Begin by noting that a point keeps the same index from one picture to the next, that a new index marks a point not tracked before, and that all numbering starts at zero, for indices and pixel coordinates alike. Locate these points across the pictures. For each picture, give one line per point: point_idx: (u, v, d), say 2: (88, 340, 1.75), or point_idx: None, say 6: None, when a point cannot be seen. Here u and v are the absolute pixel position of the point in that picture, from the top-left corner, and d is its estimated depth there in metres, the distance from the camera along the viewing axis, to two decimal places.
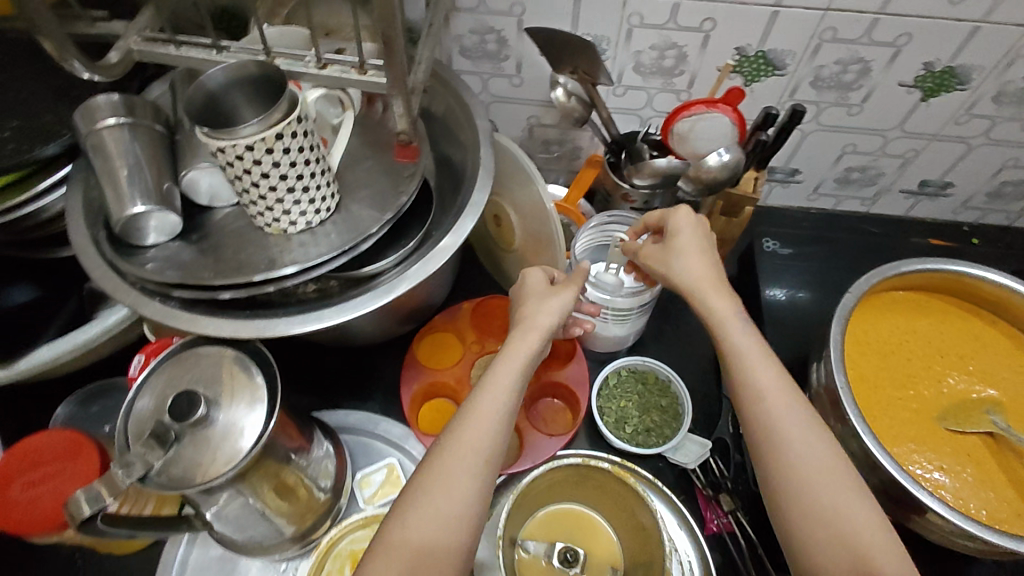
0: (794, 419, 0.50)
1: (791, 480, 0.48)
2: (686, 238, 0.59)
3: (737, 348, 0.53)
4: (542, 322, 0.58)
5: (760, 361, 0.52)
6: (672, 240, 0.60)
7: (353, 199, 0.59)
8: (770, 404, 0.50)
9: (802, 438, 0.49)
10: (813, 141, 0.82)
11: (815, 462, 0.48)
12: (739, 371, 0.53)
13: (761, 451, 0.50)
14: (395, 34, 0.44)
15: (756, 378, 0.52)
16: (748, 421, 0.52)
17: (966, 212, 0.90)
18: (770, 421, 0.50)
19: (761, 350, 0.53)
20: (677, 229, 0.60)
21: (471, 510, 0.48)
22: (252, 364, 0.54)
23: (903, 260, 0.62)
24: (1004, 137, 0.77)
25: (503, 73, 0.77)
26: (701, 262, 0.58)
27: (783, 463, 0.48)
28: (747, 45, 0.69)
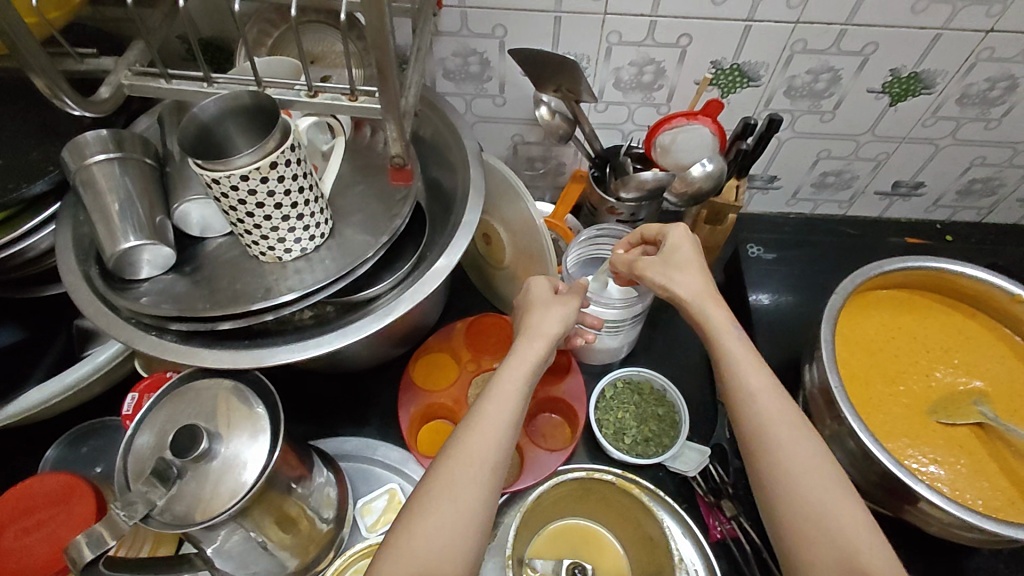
0: (781, 421, 0.51)
1: (781, 480, 0.49)
2: (687, 251, 0.60)
3: (728, 352, 0.54)
4: (549, 331, 0.59)
5: (750, 363, 0.53)
6: (673, 252, 0.60)
7: (346, 224, 0.59)
8: (761, 407, 0.51)
9: (789, 439, 0.50)
10: (790, 148, 0.84)
11: (803, 462, 0.49)
12: (729, 374, 0.54)
13: (752, 453, 0.51)
14: (388, 61, 0.45)
15: (746, 380, 0.53)
16: (739, 422, 0.52)
17: (937, 210, 0.93)
18: (762, 423, 0.51)
19: (752, 354, 0.54)
20: (678, 245, 0.60)
21: (473, 523, 0.48)
22: (252, 394, 0.53)
23: (885, 259, 0.63)
24: (970, 137, 0.80)
25: (487, 94, 0.78)
26: (699, 273, 0.59)
27: (774, 464, 0.49)
28: (723, 59, 0.71)
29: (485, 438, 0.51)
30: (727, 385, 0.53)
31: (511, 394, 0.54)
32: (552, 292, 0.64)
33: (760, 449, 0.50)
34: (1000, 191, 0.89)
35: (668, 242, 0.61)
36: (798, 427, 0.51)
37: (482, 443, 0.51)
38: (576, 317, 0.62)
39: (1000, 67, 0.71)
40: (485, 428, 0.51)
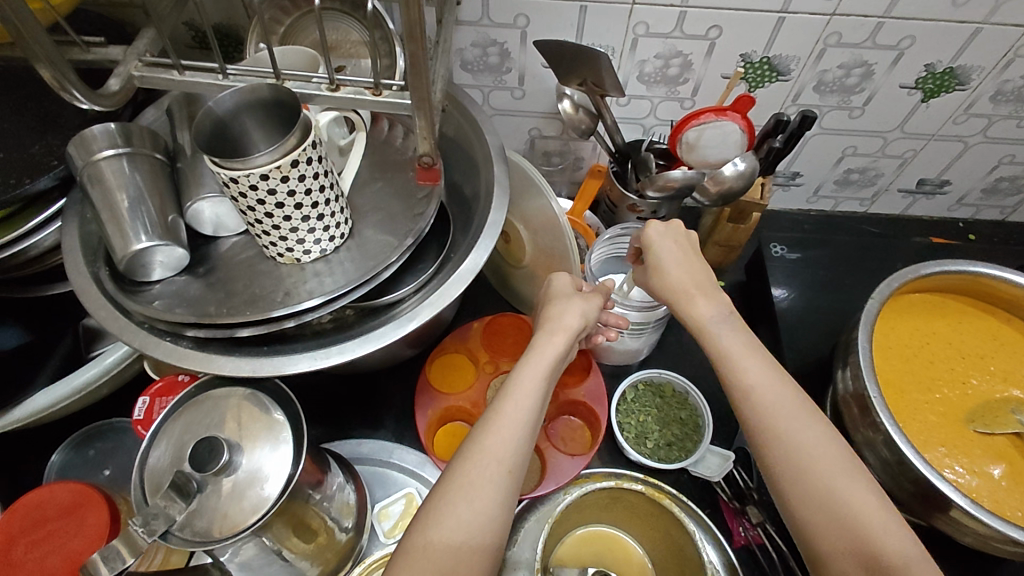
0: (793, 415, 0.49)
1: (800, 483, 0.47)
2: (663, 244, 0.59)
3: (720, 344, 0.53)
4: (569, 323, 0.57)
5: (743, 353, 0.52)
6: (648, 253, 0.59)
7: (365, 223, 0.57)
8: (759, 398, 0.50)
9: (807, 435, 0.48)
10: (815, 144, 0.82)
11: (823, 459, 0.47)
12: (725, 368, 0.52)
13: (762, 449, 0.49)
14: (420, 53, 0.42)
15: (740, 372, 0.51)
16: (740, 418, 0.51)
17: (961, 208, 0.91)
18: (762, 416, 0.49)
19: (742, 343, 0.53)
20: (651, 242, 0.59)
21: (491, 525, 0.46)
22: (271, 404, 0.51)
23: (923, 262, 0.61)
24: (1001, 135, 0.78)
25: (505, 86, 0.75)
26: (681, 266, 0.58)
27: (790, 462, 0.47)
28: (752, 52, 0.69)
29: (503, 435, 0.49)
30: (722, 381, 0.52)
31: (532, 389, 0.52)
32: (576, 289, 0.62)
33: (774, 448, 0.48)
34: None
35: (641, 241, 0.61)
36: (818, 425, 0.49)
37: (493, 439, 0.49)
38: (598, 313, 0.60)
39: None
40: (503, 424, 0.49)
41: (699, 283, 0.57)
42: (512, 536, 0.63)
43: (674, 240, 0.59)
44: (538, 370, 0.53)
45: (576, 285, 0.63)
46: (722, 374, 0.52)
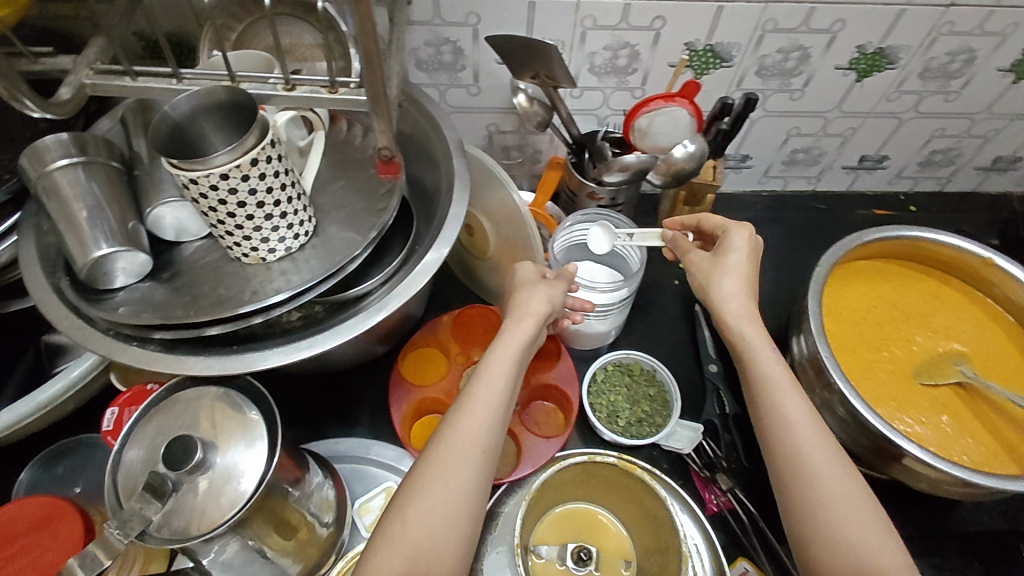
0: (820, 448, 0.50)
1: (822, 520, 0.48)
2: (732, 259, 0.59)
3: (759, 372, 0.54)
4: (536, 309, 0.59)
5: (789, 391, 0.53)
6: (724, 253, 0.60)
7: (329, 221, 0.58)
8: (798, 435, 0.51)
9: (825, 465, 0.49)
10: (761, 126, 0.85)
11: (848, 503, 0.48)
12: (762, 396, 0.53)
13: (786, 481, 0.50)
14: (373, 48, 0.43)
15: (781, 408, 0.52)
16: (771, 447, 0.52)
17: (900, 181, 0.96)
18: (797, 452, 0.50)
19: (785, 380, 0.53)
20: (735, 247, 0.60)
21: (466, 504, 0.47)
22: (244, 402, 0.52)
23: (864, 230, 0.65)
24: (931, 110, 0.83)
25: (461, 83, 0.77)
26: (743, 283, 0.58)
27: (812, 499, 0.49)
28: (695, 40, 0.72)
29: (475, 418, 0.50)
30: (761, 414, 0.53)
31: (501, 374, 0.53)
32: (541, 275, 0.64)
33: (792, 470, 0.50)
34: (959, 161, 0.92)
35: (721, 244, 0.61)
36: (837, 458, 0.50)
37: (467, 423, 0.50)
38: (562, 300, 0.62)
39: (959, 41, 0.73)
40: (477, 408, 0.51)
41: (753, 311, 0.58)
42: (491, 522, 0.65)
43: (752, 256, 0.60)
44: (507, 355, 0.55)
45: (542, 274, 0.64)
46: (762, 406, 0.53)
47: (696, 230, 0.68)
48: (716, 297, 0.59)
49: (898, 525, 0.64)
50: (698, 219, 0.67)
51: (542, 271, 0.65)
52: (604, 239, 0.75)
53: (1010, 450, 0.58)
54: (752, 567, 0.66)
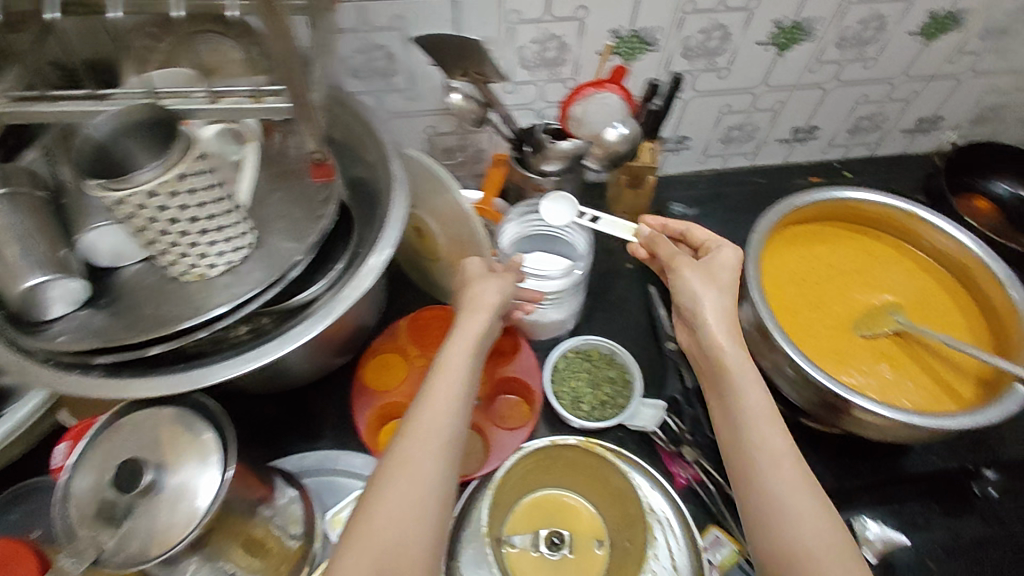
0: (774, 438, 0.52)
1: (770, 509, 0.49)
2: (715, 273, 0.60)
3: (728, 369, 0.56)
4: (490, 301, 0.59)
5: (754, 389, 0.54)
6: (715, 265, 0.61)
7: (269, 233, 0.57)
8: (760, 431, 0.52)
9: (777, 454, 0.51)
10: (694, 107, 0.88)
11: (809, 521, 0.48)
12: (729, 389, 0.55)
13: (746, 475, 0.51)
14: (292, 54, 0.44)
15: (748, 426, 0.53)
16: (737, 442, 0.53)
17: (833, 150, 1.00)
18: (755, 450, 0.51)
19: (756, 401, 0.54)
20: (726, 262, 0.61)
21: (430, 495, 0.47)
22: (195, 420, 0.51)
23: (795, 195, 0.67)
24: (852, 78, 0.87)
25: (395, 88, 0.77)
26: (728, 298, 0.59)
27: (769, 514, 0.49)
28: (620, 27, 0.74)
29: (436, 411, 0.50)
30: (726, 432, 0.54)
31: (459, 367, 0.53)
32: (489, 269, 0.64)
33: (750, 454, 0.52)
34: (884, 125, 0.96)
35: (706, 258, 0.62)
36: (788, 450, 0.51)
37: (429, 416, 0.50)
38: (513, 292, 0.62)
39: (869, 8, 0.77)
40: (438, 400, 0.51)
41: (735, 324, 0.58)
42: (466, 519, 0.64)
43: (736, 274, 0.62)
44: (463, 349, 0.55)
45: (490, 267, 0.64)
46: (733, 407, 0.54)
47: (676, 235, 0.68)
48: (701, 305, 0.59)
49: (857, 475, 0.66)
50: (684, 227, 0.67)
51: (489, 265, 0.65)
52: (563, 211, 0.75)
53: (948, 389, 0.60)
54: (723, 533, 0.67)
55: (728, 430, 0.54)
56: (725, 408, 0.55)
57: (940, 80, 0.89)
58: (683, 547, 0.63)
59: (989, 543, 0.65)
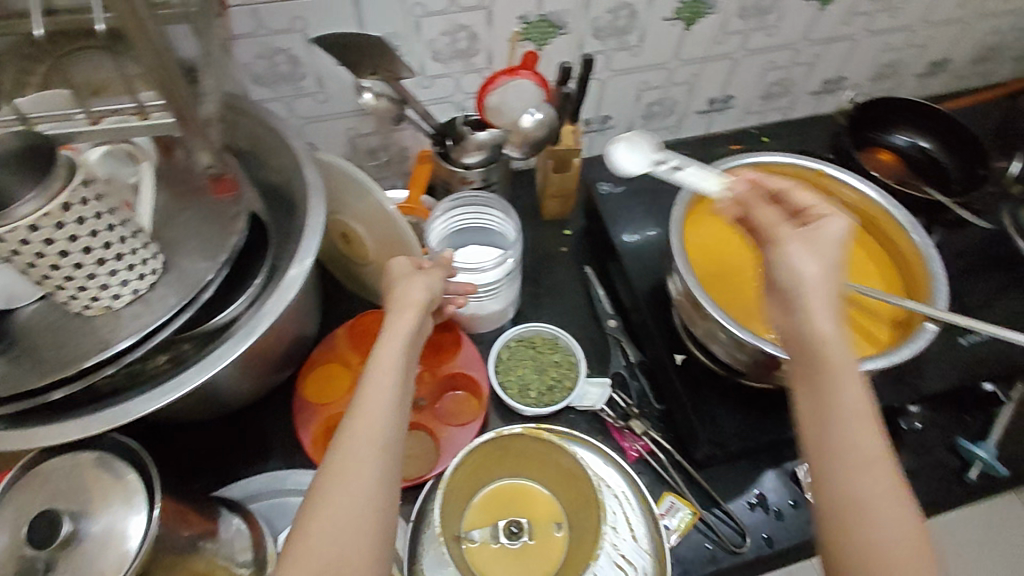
0: (869, 441, 0.44)
1: (862, 523, 0.43)
2: (829, 249, 0.47)
3: (828, 359, 0.45)
4: (417, 298, 0.58)
5: (852, 382, 0.45)
6: (815, 239, 0.48)
7: (180, 253, 0.54)
8: (858, 435, 0.44)
9: (871, 462, 0.44)
10: (612, 86, 0.88)
11: (902, 545, 0.42)
12: (827, 381, 0.45)
13: (835, 481, 0.44)
14: (174, 76, 0.45)
15: (858, 446, 0.44)
16: (826, 441, 0.45)
17: (750, 116, 1.03)
18: (849, 458, 0.44)
19: (866, 413, 0.45)
20: (832, 232, 0.48)
21: (369, 504, 0.46)
22: (118, 461, 0.50)
23: (711, 163, 0.69)
24: (758, 46, 0.89)
25: (306, 92, 0.75)
26: (829, 271, 0.47)
27: (873, 550, 0.43)
28: (527, 13, 0.74)
29: (368, 419, 0.49)
30: (830, 450, 0.44)
31: (390, 370, 0.52)
32: (416, 266, 0.62)
33: (841, 460, 0.44)
34: (794, 89, 1.00)
35: (815, 225, 0.49)
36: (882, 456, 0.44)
37: (361, 424, 0.48)
38: (441, 287, 0.62)
39: None
40: (370, 405, 0.49)
41: (834, 295, 0.46)
42: (424, 521, 0.63)
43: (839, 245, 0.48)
44: (393, 351, 0.53)
45: (417, 265, 0.63)
46: (827, 401, 0.45)
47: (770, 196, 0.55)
48: (812, 291, 0.46)
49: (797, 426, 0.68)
50: (779, 187, 0.54)
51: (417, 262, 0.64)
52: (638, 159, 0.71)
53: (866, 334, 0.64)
54: (678, 498, 0.69)
55: (816, 425, 0.45)
56: (818, 410, 0.45)
57: (839, 41, 0.93)
58: (641, 518, 0.64)
59: (915, 475, 0.71)
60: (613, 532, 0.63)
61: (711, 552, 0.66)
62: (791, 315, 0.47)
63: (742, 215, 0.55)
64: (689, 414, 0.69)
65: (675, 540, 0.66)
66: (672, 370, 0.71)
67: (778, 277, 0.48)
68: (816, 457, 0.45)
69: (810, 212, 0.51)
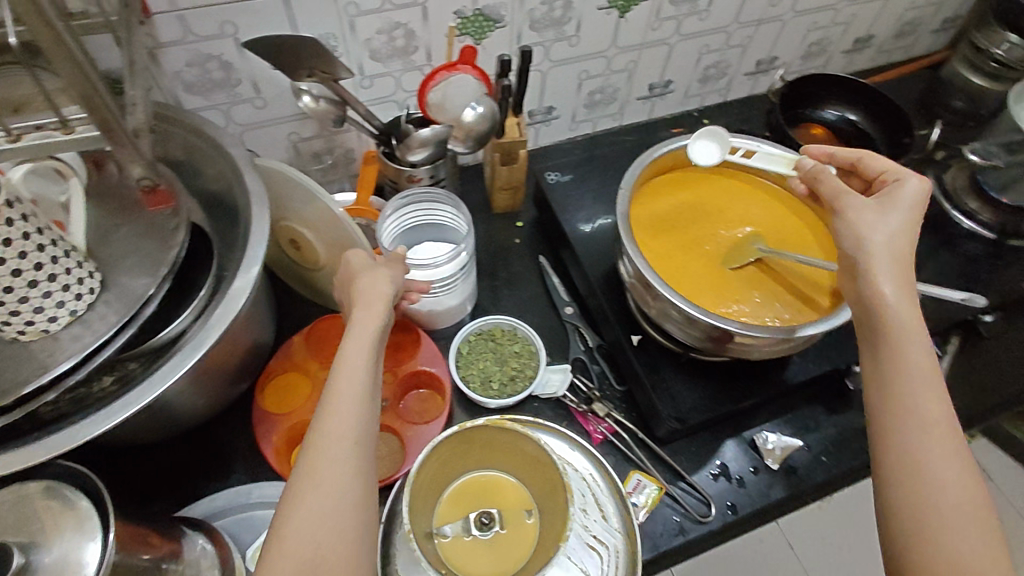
0: (934, 400, 0.47)
1: (919, 474, 0.45)
2: (899, 214, 0.52)
3: (891, 319, 0.49)
4: (380, 291, 0.57)
5: (915, 347, 0.48)
6: (888, 204, 0.53)
7: (119, 269, 0.52)
8: (922, 393, 0.47)
9: (930, 421, 0.47)
10: (553, 77, 0.89)
11: (957, 498, 0.44)
12: (887, 342, 0.49)
13: (894, 432, 0.47)
14: (95, 89, 0.43)
15: (919, 403, 0.47)
16: (886, 397, 0.48)
17: (690, 100, 1.06)
18: (909, 414, 0.47)
19: (930, 375, 0.48)
20: (903, 197, 0.53)
21: (345, 501, 0.46)
22: (69, 491, 0.48)
23: (652, 147, 0.71)
24: (692, 31, 0.92)
25: (242, 98, 0.73)
26: (898, 237, 0.52)
27: (924, 501, 0.45)
28: (463, 7, 0.74)
29: (339, 415, 0.48)
30: (896, 408, 0.47)
31: (360, 365, 0.51)
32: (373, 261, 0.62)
33: (902, 415, 0.47)
34: (730, 71, 1.03)
35: (886, 195, 0.54)
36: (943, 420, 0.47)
37: (337, 420, 0.48)
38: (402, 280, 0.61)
39: None
40: (344, 400, 0.49)
41: (904, 262, 0.51)
42: (396, 521, 0.63)
43: (912, 210, 0.53)
44: (362, 346, 0.53)
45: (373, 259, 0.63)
46: (887, 360, 0.49)
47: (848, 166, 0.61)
48: (879, 253, 0.51)
49: (753, 394, 0.71)
50: (856, 156, 0.60)
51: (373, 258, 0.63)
52: None
53: (809, 302, 0.66)
54: (644, 476, 0.70)
55: (878, 382, 0.49)
56: (883, 370, 0.49)
57: (768, 23, 0.96)
58: (609, 498, 0.66)
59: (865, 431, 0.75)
60: (581, 513, 0.65)
61: (679, 524, 0.68)
62: (856, 278, 0.52)
63: (811, 186, 0.60)
64: (648, 392, 0.71)
65: (643, 516, 0.68)
66: (630, 351, 0.73)
67: (845, 245, 0.53)
68: (877, 412, 0.49)
69: (884, 179, 0.57)
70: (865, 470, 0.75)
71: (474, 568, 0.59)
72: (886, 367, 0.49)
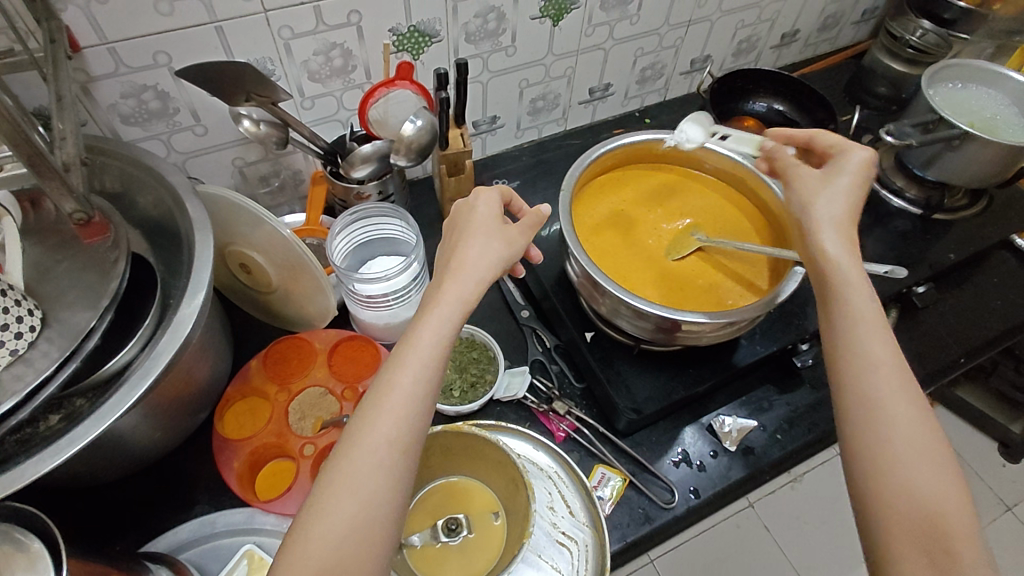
0: (881, 346, 0.47)
1: (873, 417, 0.45)
2: (845, 181, 0.55)
3: (836, 273, 0.50)
4: (468, 271, 0.50)
5: (864, 299, 0.49)
6: (837, 174, 0.56)
7: (60, 306, 0.52)
8: (868, 339, 0.47)
9: (879, 366, 0.47)
10: (495, 86, 0.91)
11: (906, 438, 0.44)
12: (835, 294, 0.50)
13: (847, 380, 0.47)
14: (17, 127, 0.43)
15: (867, 349, 0.47)
16: (838, 351, 0.49)
17: (630, 101, 1.09)
18: (858, 360, 0.47)
19: (877, 323, 0.48)
20: (849, 166, 0.56)
21: (379, 515, 0.42)
22: (23, 535, 0.48)
23: (589, 149, 0.72)
24: (625, 35, 0.95)
25: (182, 127, 0.73)
26: (845, 203, 0.54)
27: (876, 442, 0.45)
28: (398, 24, 0.75)
29: (388, 415, 0.44)
30: (844, 357, 0.48)
31: (427, 358, 0.46)
32: (499, 220, 0.54)
33: (851, 360, 0.47)
34: (666, 71, 1.06)
35: (832, 166, 0.57)
36: (894, 364, 0.47)
37: (387, 420, 0.44)
38: (509, 257, 0.53)
39: None
40: (393, 403, 0.45)
41: (852, 225, 0.53)
42: None
43: (860, 178, 0.55)
44: (437, 334, 0.47)
45: (502, 218, 0.55)
46: (834, 313, 0.50)
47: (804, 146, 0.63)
48: (821, 217, 0.53)
49: (707, 379, 0.73)
50: (807, 135, 0.62)
51: (501, 213, 0.56)
52: None
53: (750, 285, 0.69)
54: (608, 469, 0.72)
55: (827, 334, 0.50)
56: (831, 322, 0.50)
57: (697, 23, 1.00)
58: (573, 492, 0.67)
59: (816, 406, 0.78)
60: (546, 510, 0.66)
61: (645, 512, 0.70)
62: (806, 243, 0.54)
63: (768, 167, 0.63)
64: (604, 385, 0.72)
65: (609, 508, 0.69)
66: (584, 347, 0.75)
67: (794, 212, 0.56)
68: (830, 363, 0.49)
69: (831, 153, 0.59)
70: (820, 443, 0.77)
71: (448, 574, 0.60)
72: (839, 321, 0.49)
